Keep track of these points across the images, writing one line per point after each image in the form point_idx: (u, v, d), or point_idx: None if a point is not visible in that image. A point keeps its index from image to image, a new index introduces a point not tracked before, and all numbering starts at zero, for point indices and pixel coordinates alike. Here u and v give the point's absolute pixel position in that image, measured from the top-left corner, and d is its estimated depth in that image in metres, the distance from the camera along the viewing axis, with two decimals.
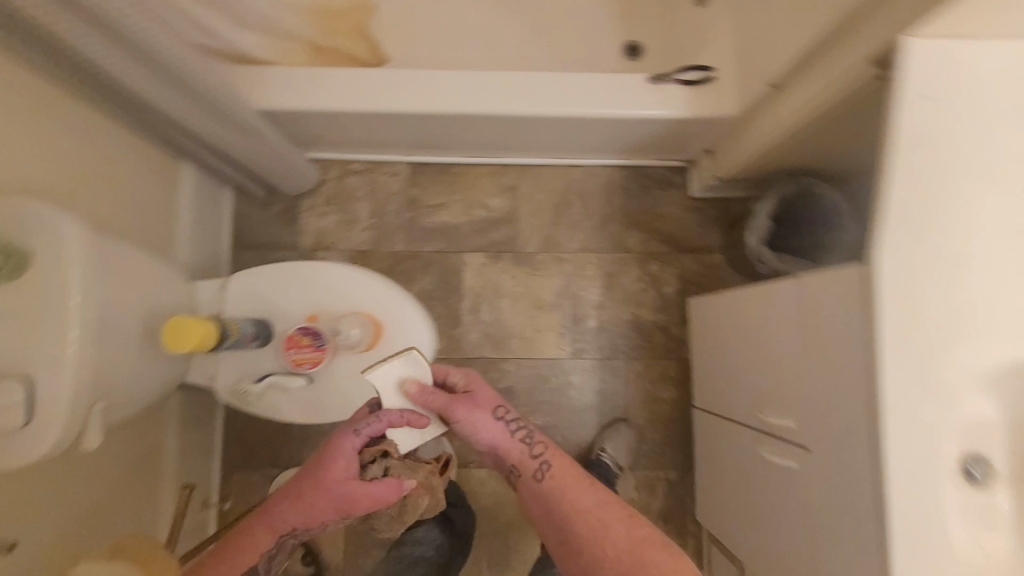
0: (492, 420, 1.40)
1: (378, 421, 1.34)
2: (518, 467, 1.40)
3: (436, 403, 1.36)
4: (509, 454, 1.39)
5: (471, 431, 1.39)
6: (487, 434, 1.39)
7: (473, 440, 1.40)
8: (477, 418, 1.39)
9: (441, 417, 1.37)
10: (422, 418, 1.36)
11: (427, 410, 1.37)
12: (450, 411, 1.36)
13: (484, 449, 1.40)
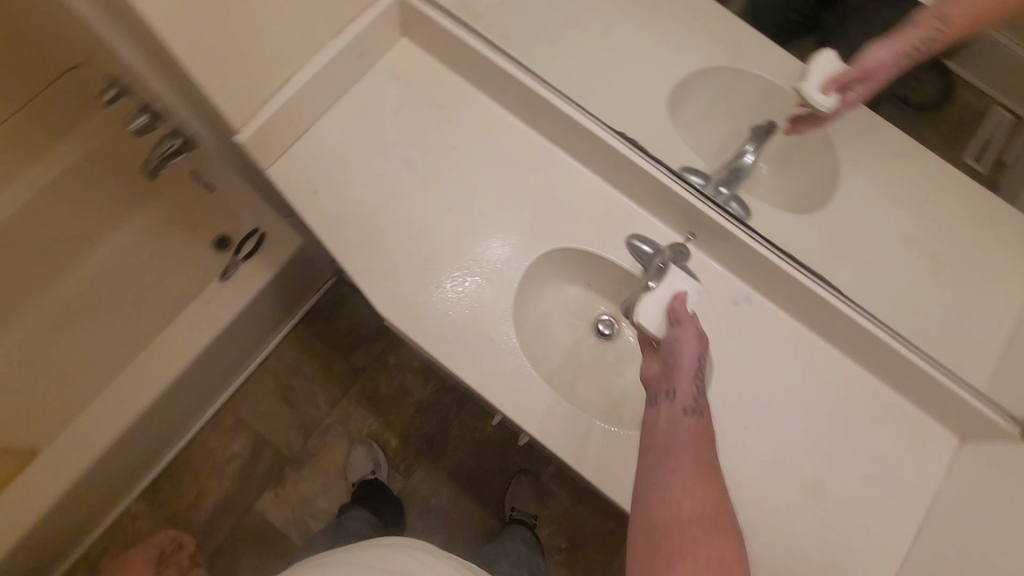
0: (721, 519, 0.53)
1: (686, 382, 0.66)
2: (680, 412, 0.63)
3: (710, 449, 0.61)
4: (674, 542, 0.51)
5: (674, 479, 0.56)
6: (696, 511, 0.53)
7: (662, 480, 0.56)
8: (702, 478, 0.56)
9: (702, 455, 0.59)
10: (703, 460, 0.59)
11: (707, 444, 0.61)
12: (711, 463, 0.59)
13: (652, 499, 0.56)
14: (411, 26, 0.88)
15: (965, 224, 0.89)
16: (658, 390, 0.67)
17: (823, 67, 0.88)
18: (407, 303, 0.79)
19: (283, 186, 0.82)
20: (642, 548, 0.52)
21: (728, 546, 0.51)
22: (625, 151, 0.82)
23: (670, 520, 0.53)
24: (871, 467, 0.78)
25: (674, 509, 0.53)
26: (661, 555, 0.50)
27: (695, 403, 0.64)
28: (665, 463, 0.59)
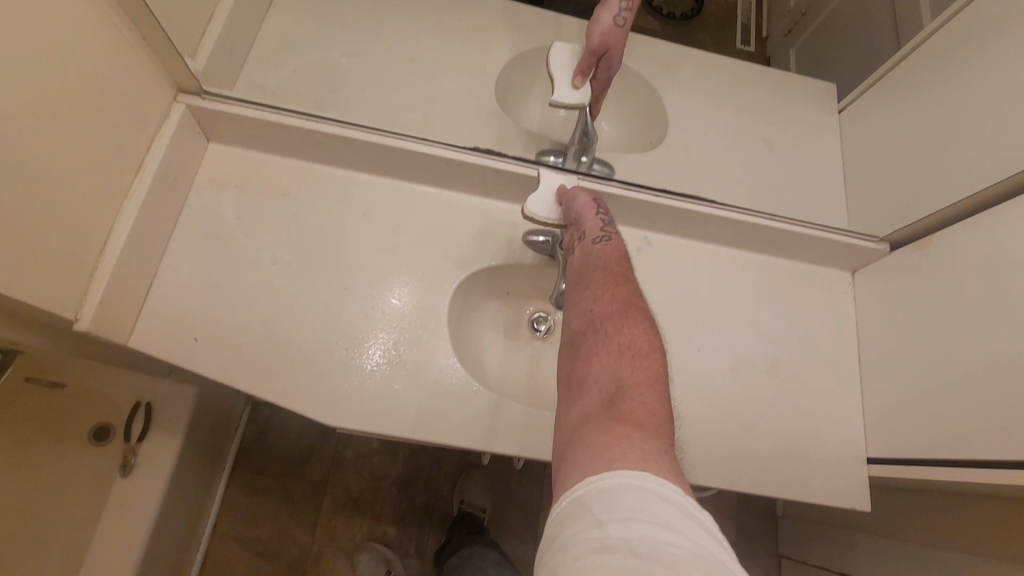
0: (630, 310, 0.56)
1: (592, 225, 0.71)
2: (586, 254, 0.68)
3: (620, 263, 0.65)
4: (587, 341, 0.53)
5: (588, 298, 0.59)
6: (607, 311, 0.56)
7: (578, 301, 0.60)
8: (610, 288, 0.60)
9: (611, 268, 0.63)
10: (612, 276, 0.62)
11: (616, 262, 0.65)
12: (621, 275, 0.62)
13: (571, 320, 0.58)
14: (215, 129, 0.81)
15: (770, 103, 1.03)
16: (573, 243, 0.73)
17: (562, 62, 0.82)
18: (354, 400, 0.74)
19: (156, 351, 0.71)
20: (564, 356, 0.55)
21: (639, 331, 0.53)
22: (485, 162, 0.82)
23: (585, 326, 0.55)
24: (803, 330, 0.89)
25: (588, 316, 0.56)
26: (578, 354, 0.53)
27: (602, 234, 0.69)
28: (579, 289, 0.62)
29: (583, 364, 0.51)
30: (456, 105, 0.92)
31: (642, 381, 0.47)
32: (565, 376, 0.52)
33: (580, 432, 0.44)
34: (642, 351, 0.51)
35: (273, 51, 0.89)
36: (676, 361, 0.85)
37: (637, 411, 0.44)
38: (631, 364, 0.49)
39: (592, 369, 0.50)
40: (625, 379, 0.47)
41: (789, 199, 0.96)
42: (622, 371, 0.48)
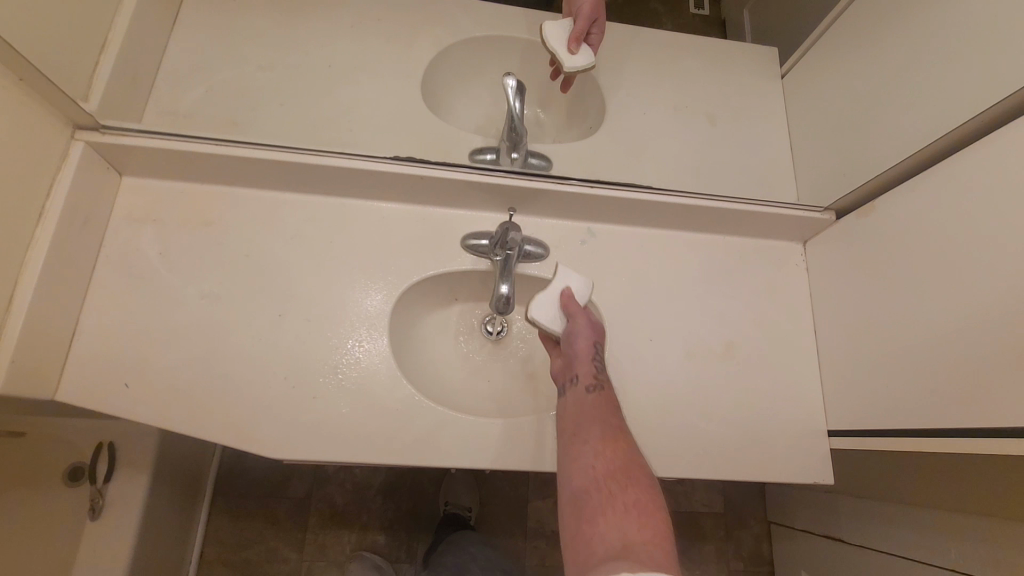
0: (633, 468, 0.53)
1: (585, 363, 0.66)
2: (587, 390, 0.64)
3: (615, 417, 0.60)
4: (593, 499, 0.50)
5: (589, 447, 0.56)
6: (610, 468, 0.53)
7: (577, 453, 0.56)
8: (611, 441, 0.56)
9: (608, 420, 0.59)
10: (610, 424, 0.59)
11: (612, 414, 0.61)
12: (619, 427, 0.59)
13: (568, 473, 0.55)
14: (123, 163, 0.77)
15: (710, 75, 1.00)
16: (562, 382, 0.67)
17: (557, 32, 0.81)
18: (298, 431, 0.71)
19: (84, 403, 0.69)
20: (565, 518, 0.51)
21: (645, 492, 0.51)
22: (411, 169, 0.78)
23: (588, 482, 0.52)
24: (756, 308, 0.87)
25: (590, 470, 0.53)
26: (583, 518, 0.49)
27: (596, 382, 0.64)
28: (576, 439, 0.58)
29: (590, 529, 0.48)
30: (381, 110, 0.88)
31: (656, 549, 0.45)
32: (570, 544, 0.48)
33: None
34: (651, 514, 0.49)
35: (181, 74, 0.85)
36: (631, 354, 0.83)
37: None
38: (643, 529, 0.47)
39: (602, 535, 0.47)
40: (638, 545, 0.45)
41: (735, 173, 0.93)
42: (633, 536, 0.46)
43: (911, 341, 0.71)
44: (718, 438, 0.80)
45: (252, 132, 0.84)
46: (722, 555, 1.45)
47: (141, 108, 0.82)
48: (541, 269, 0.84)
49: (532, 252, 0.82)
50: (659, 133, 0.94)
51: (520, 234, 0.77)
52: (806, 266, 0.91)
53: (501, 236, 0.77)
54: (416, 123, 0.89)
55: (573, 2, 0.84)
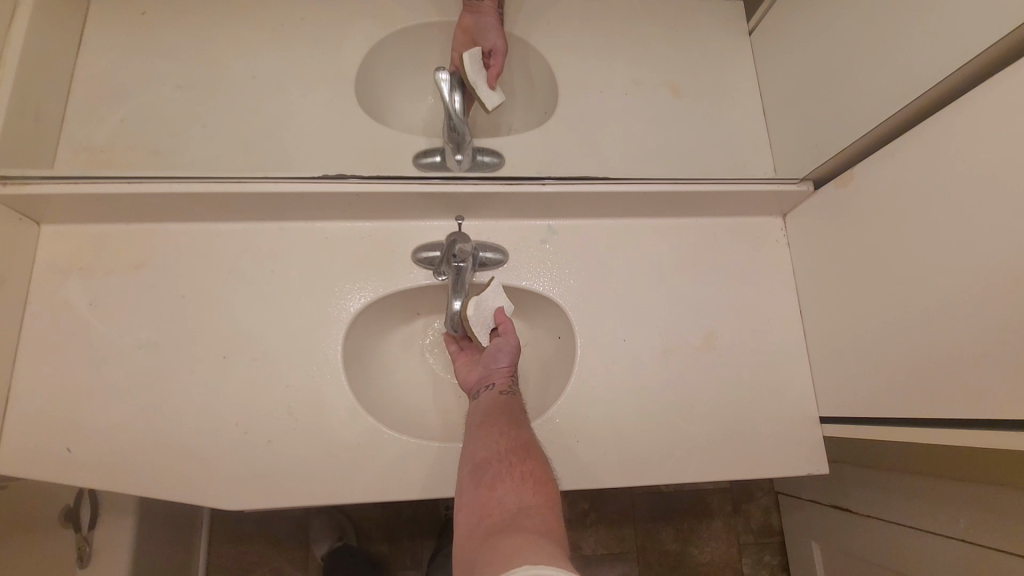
0: (531, 450, 0.59)
1: (502, 373, 0.72)
2: (499, 393, 0.69)
3: (521, 415, 0.66)
4: (494, 472, 0.56)
5: (492, 432, 0.62)
6: (510, 447, 0.59)
7: (482, 436, 0.62)
8: (512, 428, 0.62)
9: (514, 414, 0.65)
10: (516, 418, 0.65)
11: (520, 412, 0.67)
12: (523, 420, 0.65)
13: (474, 452, 0.60)
14: (38, 213, 0.72)
15: (670, 42, 0.92)
16: (478, 387, 0.72)
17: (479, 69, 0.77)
18: (254, 478, 0.68)
19: (27, 472, 0.65)
20: (466, 489, 0.56)
21: (540, 467, 0.57)
22: (345, 186, 0.72)
23: (490, 458, 0.58)
24: (735, 293, 0.82)
25: (493, 449, 0.59)
26: (484, 486, 0.54)
27: (510, 386, 0.71)
28: (483, 426, 0.63)
29: (490, 495, 0.53)
30: (314, 119, 0.81)
31: (545, 508, 0.51)
32: (469, 506, 0.53)
33: (490, 550, 0.45)
34: (544, 483, 0.55)
35: (93, 106, 0.79)
36: (605, 357, 0.78)
37: (542, 531, 0.47)
38: (535, 494, 0.53)
39: (499, 498, 0.52)
40: (529, 508, 0.51)
41: (704, 148, 0.86)
42: (527, 501, 0.51)
43: (900, 322, 0.66)
44: (703, 437, 0.75)
45: (175, 160, 0.78)
46: (731, 530, 1.43)
47: (51, 148, 0.76)
48: (501, 276, 0.79)
49: (489, 260, 0.79)
50: (618, 112, 0.87)
51: (469, 243, 0.75)
52: (787, 241, 0.85)
53: (449, 248, 0.75)
54: (353, 130, 0.82)
55: (490, 38, 0.83)
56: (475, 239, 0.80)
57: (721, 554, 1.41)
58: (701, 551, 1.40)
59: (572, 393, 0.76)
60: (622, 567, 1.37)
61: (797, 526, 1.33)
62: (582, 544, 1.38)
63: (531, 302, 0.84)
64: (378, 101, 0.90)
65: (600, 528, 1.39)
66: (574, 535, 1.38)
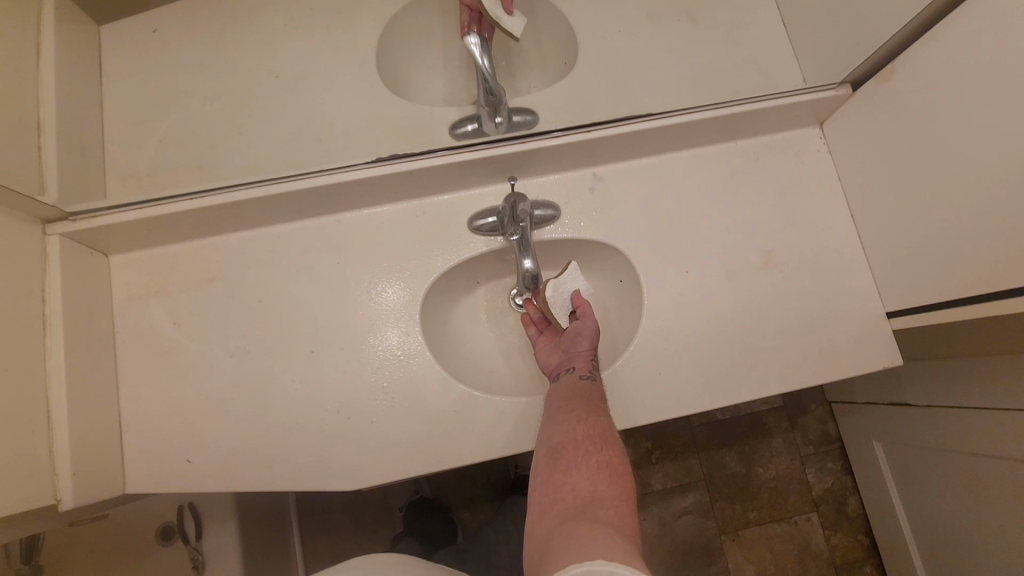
0: (608, 439, 0.62)
1: (582, 357, 0.73)
2: (576, 377, 0.71)
3: (600, 402, 0.68)
4: (571, 457, 0.60)
5: (571, 416, 0.65)
6: (588, 434, 0.62)
7: (560, 420, 0.65)
8: (592, 415, 0.65)
9: (593, 399, 0.68)
10: (595, 404, 0.67)
11: (598, 398, 0.69)
12: (602, 407, 0.67)
13: (551, 434, 0.64)
14: (106, 244, 0.74)
15: None
16: (558, 370, 0.74)
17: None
18: (364, 459, 0.71)
19: (155, 487, 0.69)
20: (544, 467, 0.61)
21: (615, 458, 0.60)
22: (396, 167, 0.73)
23: (567, 443, 0.62)
24: (785, 208, 0.83)
25: (570, 435, 0.62)
26: (560, 470, 0.59)
27: (590, 371, 0.72)
28: (562, 410, 0.67)
29: (565, 479, 0.57)
30: (345, 108, 0.82)
31: (616, 500, 0.55)
32: (544, 486, 0.58)
33: (563, 534, 0.50)
34: (618, 475, 0.58)
35: (129, 132, 0.79)
36: (670, 292, 0.80)
37: (613, 521, 0.51)
38: (608, 486, 0.56)
39: (574, 483, 0.57)
40: (603, 497, 0.55)
41: (732, 70, 0.86)
42: (601, 491, 0.56)
43: (959, 205, 0.67)
44: (778, 351, 0.78)
45: (221, 171, 0.79)
46: (791, 444, 1.47)
47: (100, 180, 0.77)
48: (556, 231, 0.81)
49: (543, 217, 0.79)
50: (641, 48, 0.86)
51: (528, 203, 0.76)
52: (828, 149, 0.86)
53: (510, 211, 0.76)
54: (385, 112, 0.82)
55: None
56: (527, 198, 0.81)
57: (785, 468, 1.46)
58: (765, 468, 1.46)
59: (645, 330, 0.78)
60: (693, 495, 1.43)
61: (855, 430, 1.38)
62: (651, 480, 1.43)
63: (587, 251, 0.85)
64: (398, 78, 0.89)
65: (666, 463, 1.45)
66: (642, 473, 1.44)
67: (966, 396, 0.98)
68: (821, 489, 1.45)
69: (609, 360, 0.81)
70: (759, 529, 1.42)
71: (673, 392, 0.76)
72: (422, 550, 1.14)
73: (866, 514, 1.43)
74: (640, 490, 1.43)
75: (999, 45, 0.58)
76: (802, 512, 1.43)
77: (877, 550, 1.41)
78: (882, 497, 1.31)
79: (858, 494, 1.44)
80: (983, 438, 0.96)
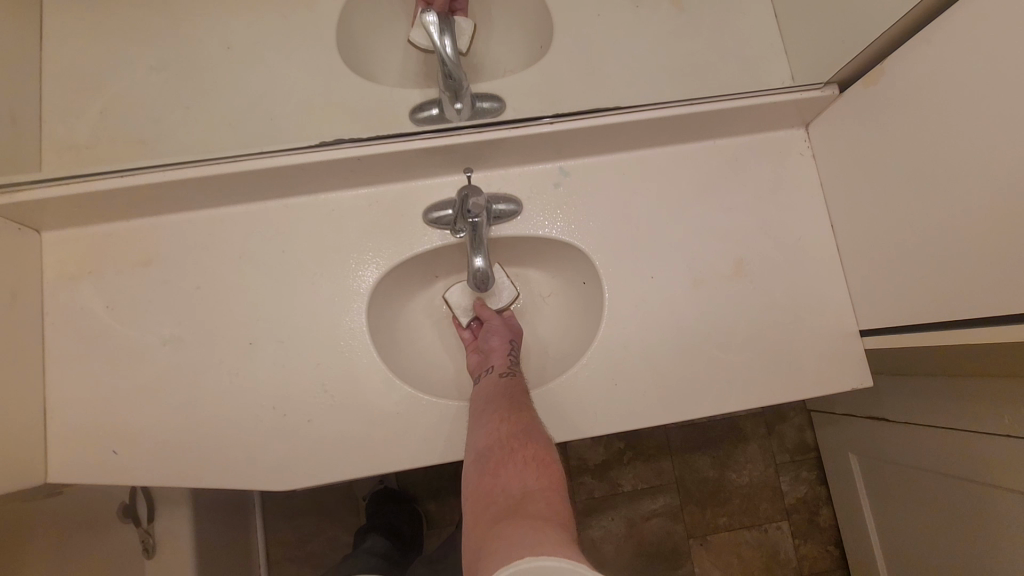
0: (533, 433, 0.59)
1: (500, 355, 0.72)
2: (496, 377, 0.70)
3: (523, 396, 0.66)
4: (499, 458, 0.56)
5: (494, 418, 0.62)
6: (513, 432, 0.59)
7: (483, 424, 0.62)
8: (514, 414, 0.62)
9: (515, 397, 0.65)
10: (515, 400, 0.65)
11: (521, 394, 0.67)
12: (525, 402, 0.65)
13: (477, 441, 0.60)
14: (36, 220, 0.70)
15: None
16: (478, 372, 0.73)
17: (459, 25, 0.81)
18: (300, 458, 0.68)
19: (80, 477, 0.67)
20: (471, 476, 0.56)
21: (542, 449, 0.57)
22: (344, 152, 0.68)
23: (492, 447, 0.58)
24: (760, 215, 0.79)
25: (494, 437, 0.59)
26: (487, 474, 0.54)
27: (509, 368, 0.71)
28: (485, 413, 0.63)
29: (494, 482, 0.53)
30: (299, 85, 0.77)
31: (549, 492, 0.51)
32: (474, 494, 0.53)
33: (494, 537, 0.45)
34: (548, 465, 0.55)
35: (68, 101, 0.75)
36: (633, 296, 0.76)
37: (546, 514, 0.47)
38: (540, 479, 0.53)
39: (503, 484, 0.52)
40: (534, 491, 0.51)
41: (715, 63, 0.80)
42: (532, 485, 0.52)
43: (943, 221, 0.62)
44: (742, 365, 0.74)
45: (164, 148, 0.74)
46: (766, 452, 1.44)
47: (34, 151, 0.73)
48: (517, 227, 0.76)
49: (504, 212, 0.76)
50: (619, 35, 0.81)
51: (482, 196, 0.71)
52: (812, 152, 0.81)
53: (462, 203, 0.71)
54: (342, 91, 0.77)
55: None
56: (486, 191, 0.77)
57: (758, 475, 1.43)
58: (738, 474, 1.43)
59: (604, 336, 0.74)
60: (663, 498, 1.40)
61: (831, 441, 1.35)
62: (622, 481, 1.40)
63: (551, 249, 0.81)
64: (358, 55, 0.83)
65: (638, 464, 1.42)
66: (613, 473, 1.41)
67: (942, 416, 0.95)
68: (793, 498, 1.43)
69: (565, 364, 0.77)
70: (728, 535, 1.40)
71: (629, 403, 0.73)
72: (391, 545, 1.09)
73: (837, 525, 1.41)
74: (610, 491, 1.40)
75: (995, 48, 0.53)
76: (773, 520, 1.41)
77: (845, 561, 1.39)
78: (854, 510, 1.29)
79: (831, 505, 1.42)
80: (958, 460, 0.93)
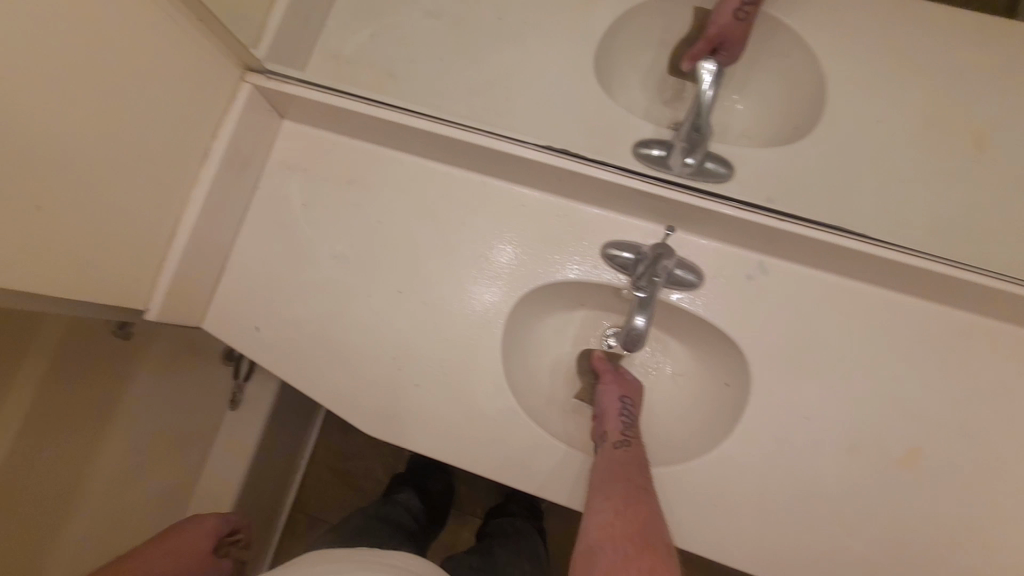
0: (650, 536, 0.57)
1: (615, 422, 0.70)
2: (610, 448, 0.67)
3: (639, 473, 0.63)
4: (611, 566, 0.54)
5: (608, 507, 0.60)
6: (627, 534, 0.57)
7: (596, 510, 0.60)
8: (631, 504, 0.59)
9: (631, 481, 0.62)
10: (633, 481, 0.62)
11: (637, 470, 0.63)
12: (641, 484, 0.62)
13: (589, 530, 0.59)
14: (284, 109, 0.78)
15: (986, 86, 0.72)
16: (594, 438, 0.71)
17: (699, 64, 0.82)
18: (391, 413, 0.71)
19: (223, 334, 0.75)
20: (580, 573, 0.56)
21: (659, 559, 0.55)
22: (560, 162, 0.68)
23: (605, 547, 0.56)
24: (964, 412, 0.66)
25: (608, 535, 0.57)
26: None
27: (623, 436, 0.68)
28: (599, 494, 0.61)
29: None
30: (544, 77, 0.77)
31: None
32: None
33: None
34: None
35: (350, 17, 0.82)
36: (777, 427, 0.68)
37: None
38: None
39: None
40: None
41: (995, 227, 0.68)
42: None
43: None
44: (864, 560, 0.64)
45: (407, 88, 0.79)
46: None
47: (308, 49, 0.81)
48: (687, 299, 0.72)
49: (681, 279, 0.72)
50: (892, 153, 0.71)
51: (673, 259, 0.71)
52: None
53: (653, 261, 0.70)
54: (580, 98, 0.76)
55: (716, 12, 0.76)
56: (677, 253, 0.72)
57: None
58: None
59: (725, 451, 0.67)
60: None
61: None
62: None
63: (707, 336, 0.75)
64: (605, 66, 0.81)
65: None
66: None
67: None
68: None
69: (674, 461, 0.71)
70: None
71: (720, 532, 0.66)
72: (421, 507, 1.10)
73: None
74: None
75: None
76: None
77: None
78: None
79: None
80: None
